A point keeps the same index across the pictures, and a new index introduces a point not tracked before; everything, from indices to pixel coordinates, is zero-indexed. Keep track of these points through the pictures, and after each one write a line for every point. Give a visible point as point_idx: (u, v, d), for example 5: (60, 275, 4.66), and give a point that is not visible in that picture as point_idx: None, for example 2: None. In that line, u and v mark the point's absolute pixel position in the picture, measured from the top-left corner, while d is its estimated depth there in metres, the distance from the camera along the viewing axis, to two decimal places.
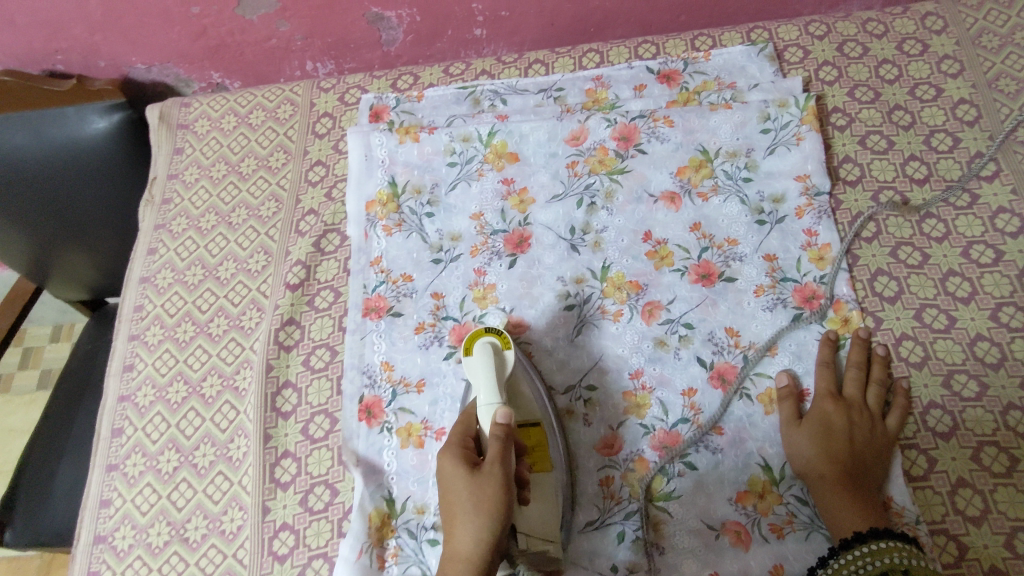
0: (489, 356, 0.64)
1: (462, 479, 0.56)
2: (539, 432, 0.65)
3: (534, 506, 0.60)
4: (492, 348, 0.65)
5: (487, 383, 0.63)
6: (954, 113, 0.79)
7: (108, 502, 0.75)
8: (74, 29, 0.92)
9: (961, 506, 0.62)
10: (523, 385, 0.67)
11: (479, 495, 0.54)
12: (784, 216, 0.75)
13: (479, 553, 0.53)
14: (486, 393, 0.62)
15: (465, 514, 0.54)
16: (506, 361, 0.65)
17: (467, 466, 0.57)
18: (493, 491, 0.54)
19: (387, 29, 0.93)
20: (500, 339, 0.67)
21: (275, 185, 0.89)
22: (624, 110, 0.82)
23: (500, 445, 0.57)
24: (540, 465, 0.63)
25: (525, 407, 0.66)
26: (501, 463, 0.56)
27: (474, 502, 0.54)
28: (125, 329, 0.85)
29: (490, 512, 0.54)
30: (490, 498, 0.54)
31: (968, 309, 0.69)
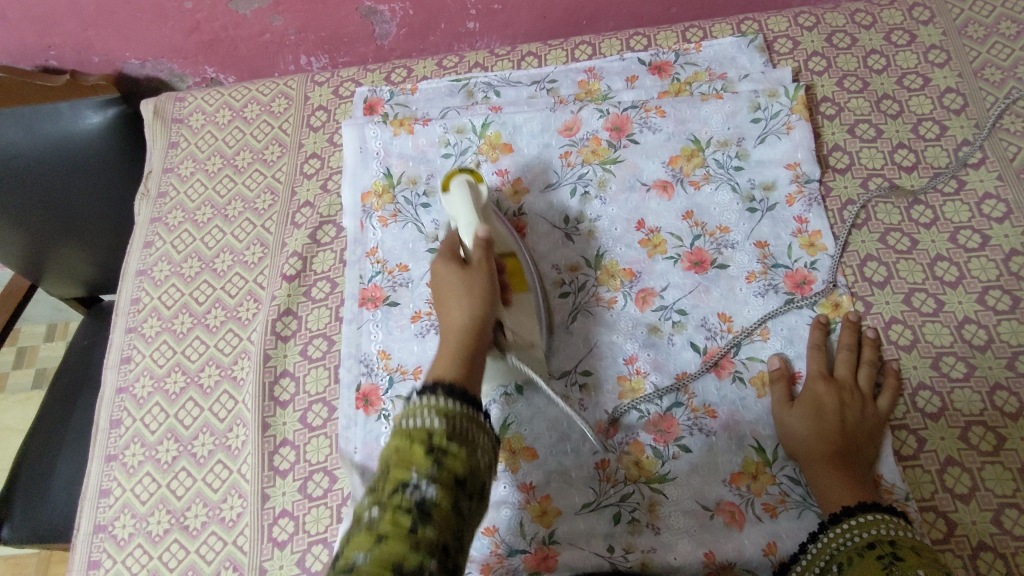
0: (466, 189, 0.70)
1: (454, 273, 0.62)
2: (516, 259, 0.70)
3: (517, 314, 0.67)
4: (468, 183, 0.71)
5: (466, 209, 0.69)
6: (941, 102, 0.81)
7: (108, 492, 0.75)
8: (67, 25, 0.92)
9: (950, 484, 0.63)
10: (496, 220, 0.72)
11: (471, 281, 0.61)
12: (775, 204, 0.76)
13: (472, 321, 0.58)
14: (466, 218, 0.68)
15: (459, 295, 0.60)
16: (481, 193, 0.71)
17: (456, 262, 0.63)
18: (481, 278, 0.62)
19: (380, 23, 0.94)
20: (473, 177, 0.73)
21: (270, 178, 0.90)
22: (616, 101, 0.83)
23: (484, 251, 0.65)
24: (518, 285, 0.69)
25: (502, 239, 0.71)
26: (484, 257, 0.64)
27: (467, 287, 0.61)
28: (122, 322, 0.85)
29: (482, 294, 0.60)
30: (480, 283, 0.61)
31: (956, 293, 0.71)
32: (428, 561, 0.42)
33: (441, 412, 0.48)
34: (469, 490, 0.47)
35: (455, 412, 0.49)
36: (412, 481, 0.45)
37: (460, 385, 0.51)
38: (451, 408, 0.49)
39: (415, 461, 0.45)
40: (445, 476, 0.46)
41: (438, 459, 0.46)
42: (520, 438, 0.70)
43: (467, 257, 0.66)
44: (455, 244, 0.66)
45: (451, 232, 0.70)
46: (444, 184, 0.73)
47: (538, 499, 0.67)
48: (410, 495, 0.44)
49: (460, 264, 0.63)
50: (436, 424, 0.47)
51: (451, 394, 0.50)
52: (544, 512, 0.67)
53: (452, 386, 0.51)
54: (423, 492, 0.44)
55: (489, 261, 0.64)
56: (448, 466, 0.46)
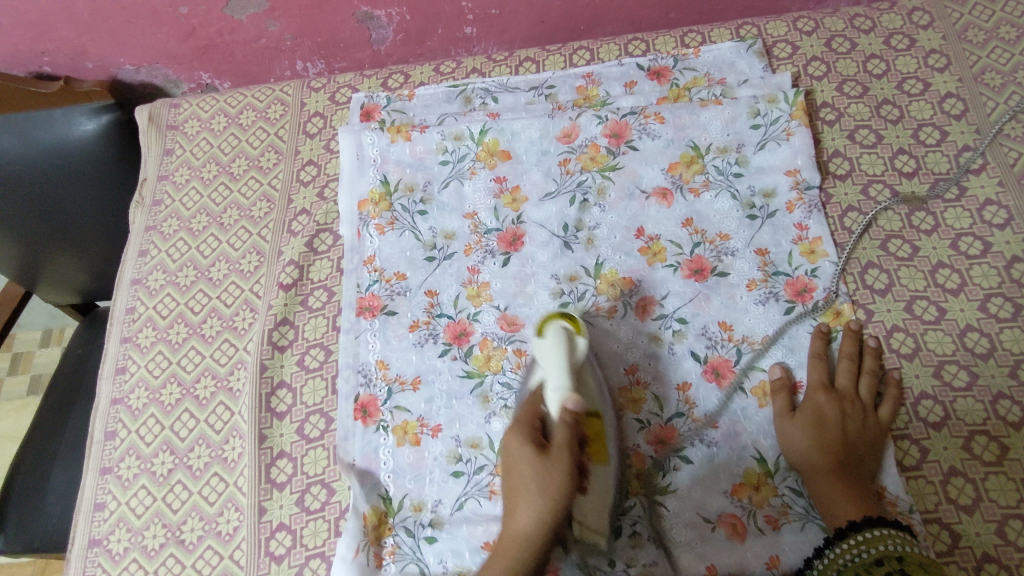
0: (562, 343, 0.64)
1: (529, 460, 0.60)
2: (600, 423, 0.65)
3: (592, 499, 0.63)
4: (564, 336, 0.65)
5: (557, 368, 0.63)
6: (941, 107, 0.80)
7: (103, 505, 0.74)
8: (61, 30, 0.91)
9: (953, 495, 0.63)
10: (588, 374, 0.66)
11: (544, 479, 0.59)
12: (775, 211, 0.76)
13: (537, 533, 0.58)
14: (556, 380, 0.63)
15: (528, 491, 0.59)
16: (579, 348, 0.65)
17: (533, 448, 0.60)
18: (558, 477, 0.58)
19: (377, 28, 0.93)
20: (573, 325, 0.66)
21: (266, 185, 0.89)
22: (614, 107, 0.82)
23: (566, 433, 0.60)
24: (599, 459, 0.64)
25: (590, 398, 0.65)
26: (568, 450, 0.60)
27: (539, 489, 0.58)
28: (117, 332, 0.84)
29: (551, 502, 0.58)
30: (556, 483, 0.58)
31: (957, 301, 0.70)
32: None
33: None
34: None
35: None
36: None
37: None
38: None
39: None
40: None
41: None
42: None
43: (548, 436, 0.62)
44: (536, 413, 0.63)
45: (540, 384, 0.66)
46: (542, 322, 0.68)
47: None
48: None
49: (539, 455, 0.60)
50: None
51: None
52: None
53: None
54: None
55: (572, 461, 0.59)
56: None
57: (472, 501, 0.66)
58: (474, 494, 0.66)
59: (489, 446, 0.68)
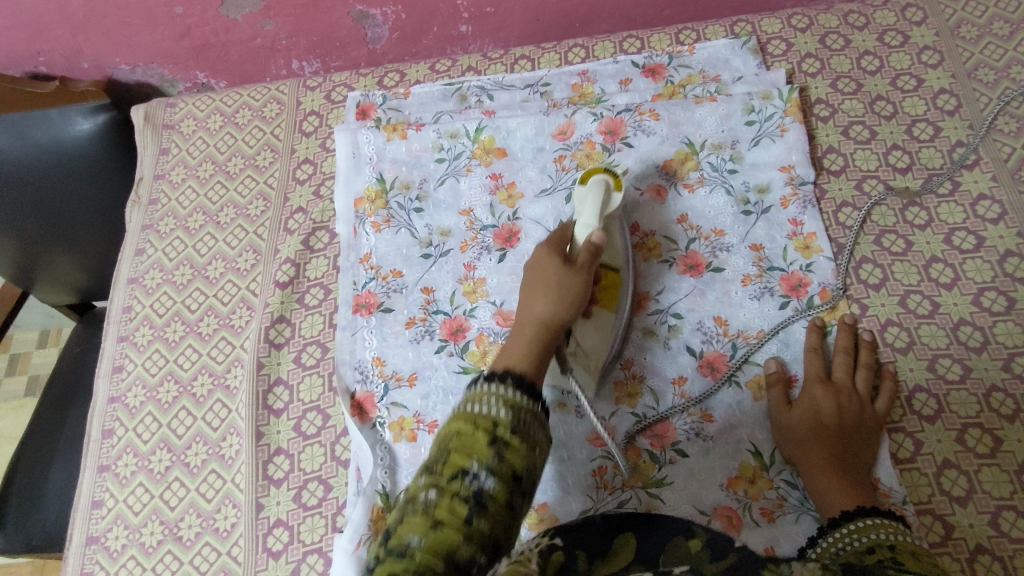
0: (600, 190, 0.66)
1: (554, 266, 0.60)
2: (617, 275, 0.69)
3: (592, 328, 0.66)
4: (603, 182, 0.67)
5: (591, 211, 0.65)
6: (934, 103, 0.81)
7: (100, 503, 0.74)
8: (56, 30, 0.91)
9: (947, 487, 0.63)
10: (616, 234, 0.70)
11: (565, 281, 0.59)
12: (769, 206, 0.76)
13: (554, 324, 0.57)
14: (587, 217, 0.64)
15: (549, 290, 0.58)
16: (613, 201, 0.67)
17: (560, 259, 0.60)
18: (579, 287, 0.59)
19: (373, 26, 0.94)
20: (615, 181, 0.68)
21: (263, 184, 0.89)
22: (610, 104, 0.82)
23: (591, 257, 0.61)
24: (608, 304, 0.68)
25: (614, 252, 0.70)
26: (589, 265, 0.61)
27: (559, 289, 0.58)
28: (114, 330, 0.84)
29: (570, 303, 0.58)
30: (575, 291, 0.58)
31: (951, 295, 0.71)
32: (479, 555, 0.41)
33: (505, 402, 0.48)
34: (525, 486, 0.47)
35: (520, 406, 0.48)
36: (471, 468, 0.44)
37: (528, 378, 0.51)
38: (516, 400, 0.49)
39: (476, 449, 0.45)
40: (506, 468, 0.45)
41: (500, 448, 0.45)
42: None
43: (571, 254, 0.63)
44: (564, 238, 0.64)
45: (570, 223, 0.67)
46: (585, 175, 0.69)
47: (535, 508, 0.67)
48: (468, 483, 0.43)
49: (564, 263, 0.60)
50: (501, 414, 0.47)
51: (518, 388, 0.50)
52: (541, 521, 0.66)
53: (521, 377, 0.51)
54: (482, 481, 0.43)
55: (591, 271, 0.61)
56: (511, 457, 0.45)
57: None
58: None
59: None
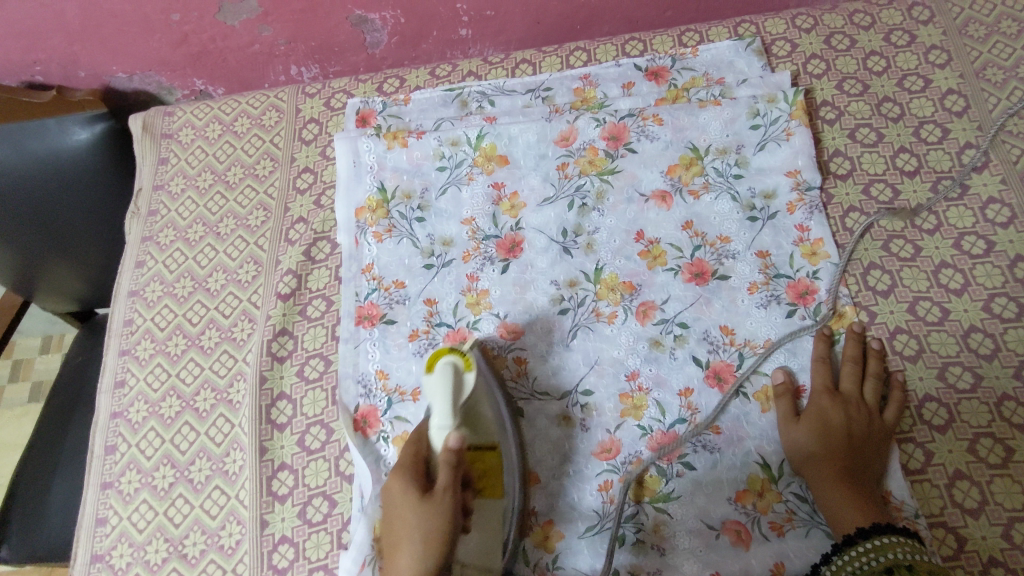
0: (448, 376, 0.62)
1: (412, 503, 0.55)
2: (493, 456, 0.64)
3: (477, 537, 0.60)
4: (453, 368, 0.62)
5: (443, 404, 0.60)
6: (942, 104, 0.79)
7: (105, 520, 0.74)
8: (51, 39, 0.90)
9: (959, 499, 0.62)
10: (484, 406, 0.66)
11: (427, 523, 0.54)
12: (776, 212, 0.75)
13: None
14: (441, 413, 0.60)
15: (409, 536, 0.54)
16: (467, 381, 0.63)
17: (415, 488, 0.56)
18: (443, 517, 0.54)
19: (371, 31, 0.92)
20: (464, 361, 0.64)
21: (263, 194, 0.88)
22: (612, 109, 0.81)
23: (450, 471, 0.56)
24: (490, 494, 0.62)
25: (484, 431, 0.65)
26: (451, 479, 0.56)
27: (422, 533, 0.54)
28: (115, 344, 0.84)
29: (437, 544, 0.53)
30: (439, 534, 0.53)
31: (961, 301, 0.70)
32: None
33: None
34: None
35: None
36: None
37: None
38: None
39: None
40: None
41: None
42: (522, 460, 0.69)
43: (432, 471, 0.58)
44: (420, 450, 0.60)
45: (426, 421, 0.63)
46: (431, 361, 0.65)
47: (542, 523, 0.67)
48: None
49: (421, 494, 0.56)
50: None
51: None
52: (548, 537, 0.66)
53: None
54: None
55: (455, 487, 0.56)
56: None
57: None
58: None
59: None
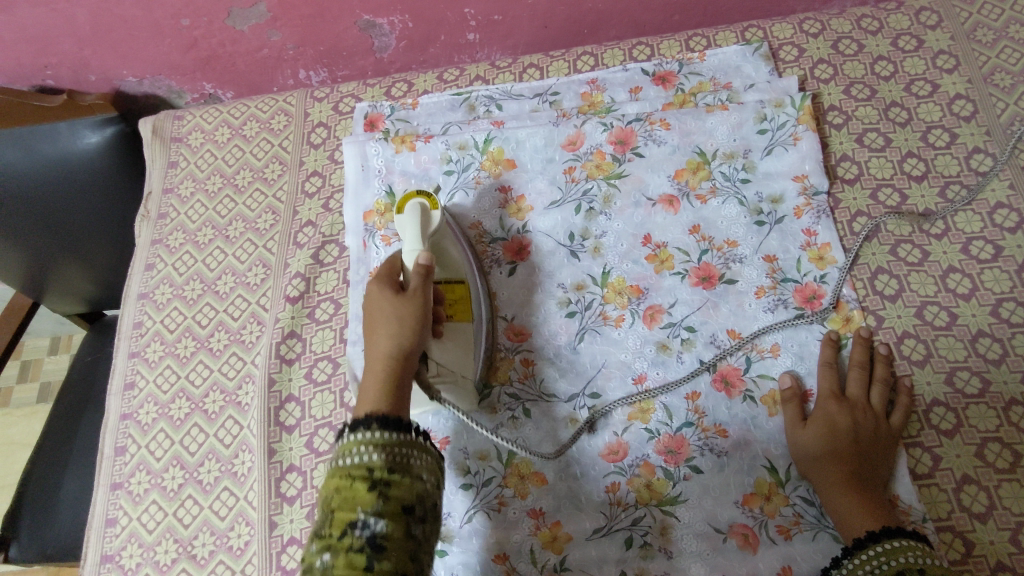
0: (417, 215, 0.65)
1: (387, 296, 0.58)
2: (463, 288, 0.70)
3: (450, 347, 0.66)
4: (421, 206, 0.66)
5: (412, 236, 0.65)
6: (950, 109, 0.79)
7: (114, 521, 0.74)
8: (63, 44, 0.91)
9: (966, 504, 0.62)
10: (450, 247, 0.70)
11: (402, 310, 0.57)
12: (783, 216, 0.75)
13: (399, 355, 0.55)
14: (411, 245, 0.65)
15: (384, 327, 0.56)
16: (433, 219, 0.67)
17: (389, 290, 0.59)
18: (414, 309, 0.58)
19: (380, 36, 0.93)
20: (429, 201, 0.67)
21: (271, 198, 0.89)
22: (620, 114, 0.82)
23: (422, 277, 0.60)
24: (461, 316, 0.68)
25: (451, 264, 0.70)
26: (423, 283, 0.60)
27: (397, 318, 0.57)
28: (125, 346, 0.84)
29: (412, 326, 0.57)
30: (412, 317, 0.57)
31: (969, 306, 0.70)
32: None
33: (376, 445, 0.49)
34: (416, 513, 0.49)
35: (389, 444, 0.50)
36: (359, 518, 0.46)
37: (393, 416, 0.52)
38: (385, 438, 0.50)
39: (359, 499, 0.47)
40: (392, 507, 0.47)
41: (382, 493, 0.47)
42: (529, 463, 0.69)
43: (406, 282, 0.62)
44: (395, 266, 0.63)
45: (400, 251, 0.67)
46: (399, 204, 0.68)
47: (548, 525, 0.67)
48: (361, 533, 0.45)
49: (396, 291, 0.59)
50: (374, 458, 0.49)
51: (389, 426, 0.51)
52: (555, 539, 0.66)
53: (386, 417, 0.51)
54: (372, 528, 0.45)
55: (428, 288, 0.60)
56: (393, 496, 0.48)
57: (480, 513, 0.68)
58: (483, 506, 0.68)
59: (497, 458, 0.70)
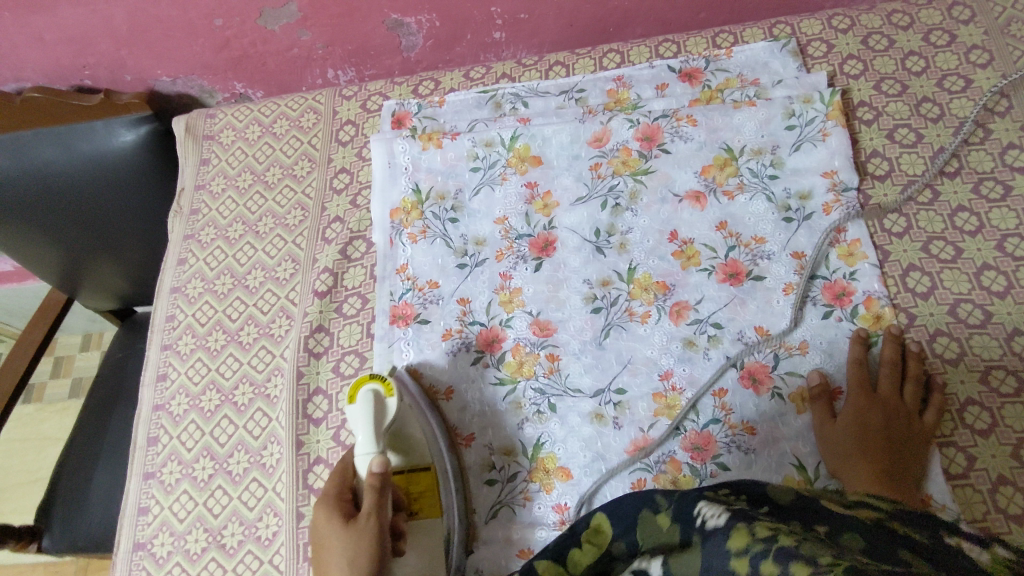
0: (370, 407, 0.65)
1: (336, 530, 0.58)
2: (429, 477, 0.66)
3: (414, 553, 0.63)
4: (374, 395, 0.66)
5: (365, 435, 0.63)
6: (984, 104, 0.78)
7: (146, 509, 0.76)
8: (101, 45, 0.93)
9: (1003, 505, 0.61)
10: (412, 426, 0.68)
11: (352, 547, 0.58)
12: (812, 213, 0.75)
13: None
14: (365, 444, 0.63)
15: (337, 568, 0.57)
16: (388, 408, 0.66)
17: (341, 517, 0.59)
18: (367, 542, 0.58)
19: (407, 35, 0.94)
20: (386, 387, 0.67)
21: (301, 194, 0.90)
22: (646, 110, 0.82)
23: (375, 496, 0.59)
24: (427, 511, 0.65)
25: (415, 452, 0.67)
26: (376, 503, 0.59)
27: (349, 556, 0.57)
28: (158, 339, 0.86)
29: (362, 560, 0.57)
30: (364, 551, 0.58)
31: (1004, 304, 0.68)
32: None
33: None
34: None
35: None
36: None
37: None
38: None
39: None
40: None
41: None
42: (555, 458, 0.70)
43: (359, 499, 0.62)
44: (348, 485, 0.63)
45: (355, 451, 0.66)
46: (351, 390, 0.67)
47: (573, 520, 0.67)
48: None
49: (345, 520, 0.59)
50: None
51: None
52: None
53: None
54: None
55: (381, 509, 0.59)
56: None
57: (506, 509, 0.68)
58: (508, 502, 0.69)
59: (523, 454, 0.70)
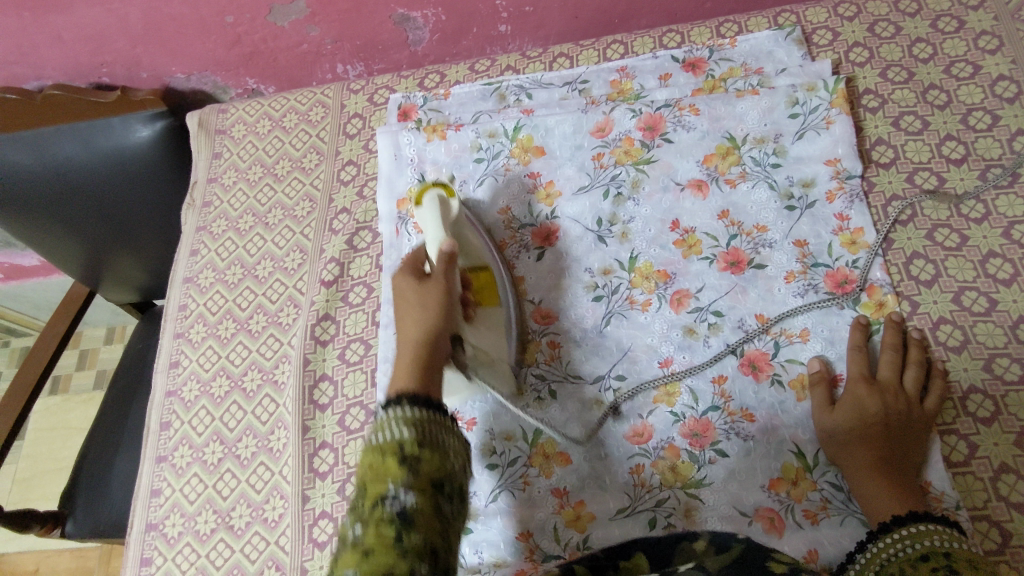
0: (436, 204, 0.73)
1: (410, 285, 0.63)
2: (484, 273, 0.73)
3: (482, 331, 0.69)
4: (438, 199, 0.74)
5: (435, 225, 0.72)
6: (993, 90, 0.77)
7: (158, 491, 0.78)
8: (117, 43, 0.96)
9: (1004, 492, 0.60)
10: (470, 235, 0.76)
11: (425, 293, 0.61)
12: (815, 201, 0.74)
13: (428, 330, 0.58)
14: (433, 233, 0.71)
15: (416, 308, 0.60)
16: (452, 207, 0.75)
17: (413, 277, 0.63)
18: (436, 292, 0.61)
19: (414, 29, 0.95)
20: (446, 192, 0.75)
21: (309, 186, 0.92)
22: (649, 100, 0.82)
23: (445, 264, 0.64)
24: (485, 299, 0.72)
25: (473, 252, 0.75)
26: (446, 267, 0.64)
27: (421, 302, 0.61)
28: (171, 327, 0.88)
29: (436, 308, 0.60)
30: (434, 298, 0.61)
31: (1010, 292, 0.67)
32: (417, 565, 0.41)
33: (409, 423, 0.47)
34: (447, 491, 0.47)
35: (421, 419, 0.47)
36: (389, 492, 0.44)
37: (426, 394, 0.50)
38: (417, 416, 0.47)
39: (392, 473, 0.44)
40: (423, 482, 0.45)
41: (413, 466, 0.45)
42: (554, 443, 0.70)
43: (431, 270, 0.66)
44: (419, 257, 0.67)
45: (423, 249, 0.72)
46: (417, 197, 0.76)
47: (572, 504, 0.68)
48: (390, 507, 0.43)
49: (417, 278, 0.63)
50: (405, 434, 0.46)
51: (420, 406, 0.49)
52: (578, 517, 0.67)
53: (417, 395, 0.49)
54: (401, 501, 0.43)
55: (450, 274, 0.64)
56: (423, 472, 0.45)
57: (504, 494, 0.69)
58: (506, 486, 0.69)
59: (523, 438, 0.71)
